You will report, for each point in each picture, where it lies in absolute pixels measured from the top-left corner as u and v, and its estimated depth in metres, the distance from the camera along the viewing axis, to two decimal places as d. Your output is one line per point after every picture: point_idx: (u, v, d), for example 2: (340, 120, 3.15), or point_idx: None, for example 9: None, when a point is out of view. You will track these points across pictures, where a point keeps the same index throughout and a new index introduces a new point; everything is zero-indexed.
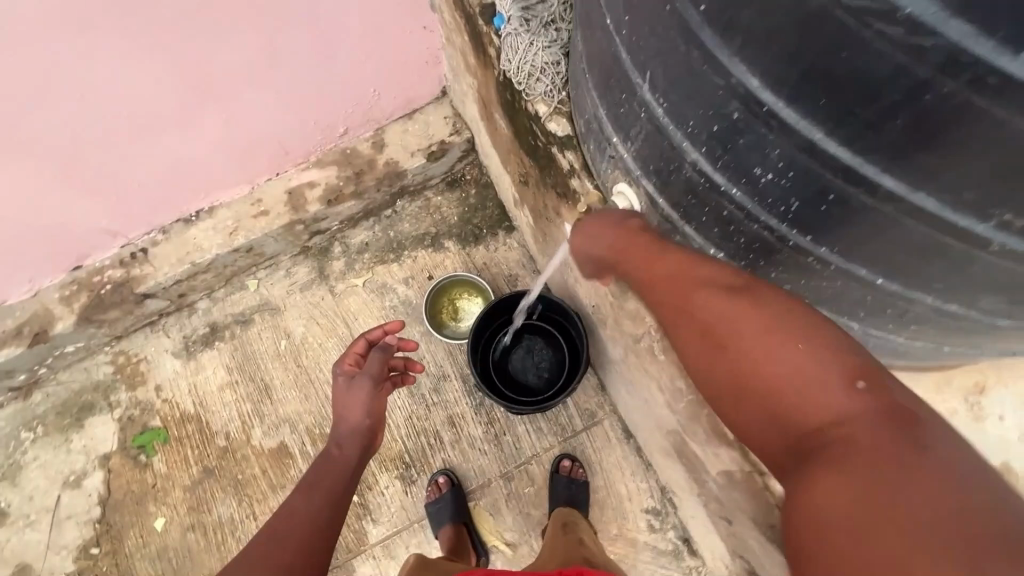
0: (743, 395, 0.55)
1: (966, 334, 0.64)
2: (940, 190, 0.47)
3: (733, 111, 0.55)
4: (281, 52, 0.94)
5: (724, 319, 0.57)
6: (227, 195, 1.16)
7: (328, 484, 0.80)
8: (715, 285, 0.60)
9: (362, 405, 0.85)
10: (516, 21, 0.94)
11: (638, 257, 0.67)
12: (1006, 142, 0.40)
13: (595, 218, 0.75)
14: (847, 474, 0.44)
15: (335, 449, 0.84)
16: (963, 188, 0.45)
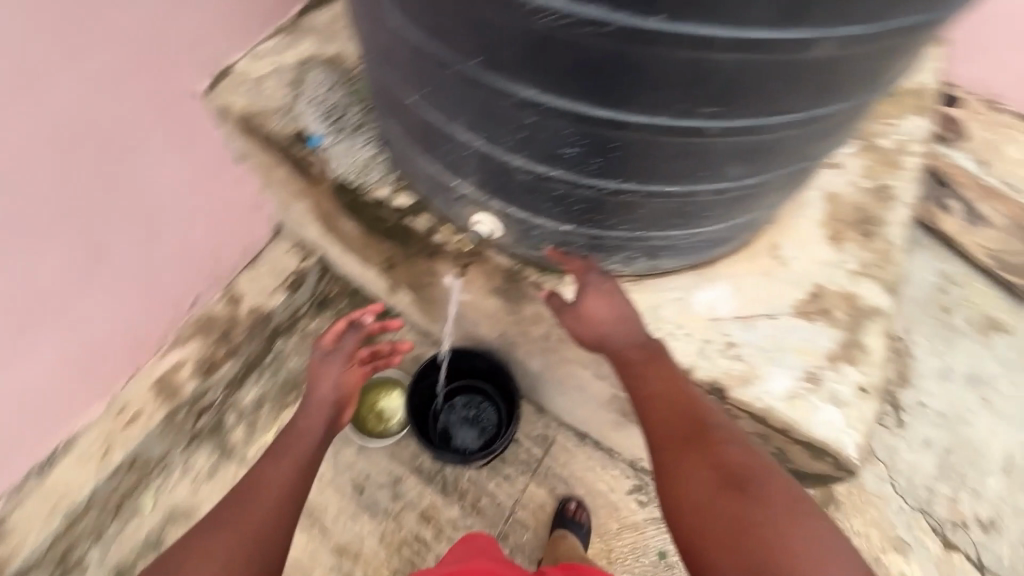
0: (686, 440, 0.61)
1: (765, 199, 0.67)
2: (697, 108, 0.47)
3: (527, 117, 0.51)
4: (106, 244, 0.89)
5: (683, 446, 0.61)
6: (83, 417, 1.03)
7: (298, 454, 0.73)
8: (684, 419, 0.62)
9: (332, 378, 0.78)
10: (332, 134, 0.85)
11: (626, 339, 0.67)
12: (729, 71, 0.43)
13: (591, 286, 0.69)
14: (718, 515, 0.55)
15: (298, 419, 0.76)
16: (718, 97, 0.46)
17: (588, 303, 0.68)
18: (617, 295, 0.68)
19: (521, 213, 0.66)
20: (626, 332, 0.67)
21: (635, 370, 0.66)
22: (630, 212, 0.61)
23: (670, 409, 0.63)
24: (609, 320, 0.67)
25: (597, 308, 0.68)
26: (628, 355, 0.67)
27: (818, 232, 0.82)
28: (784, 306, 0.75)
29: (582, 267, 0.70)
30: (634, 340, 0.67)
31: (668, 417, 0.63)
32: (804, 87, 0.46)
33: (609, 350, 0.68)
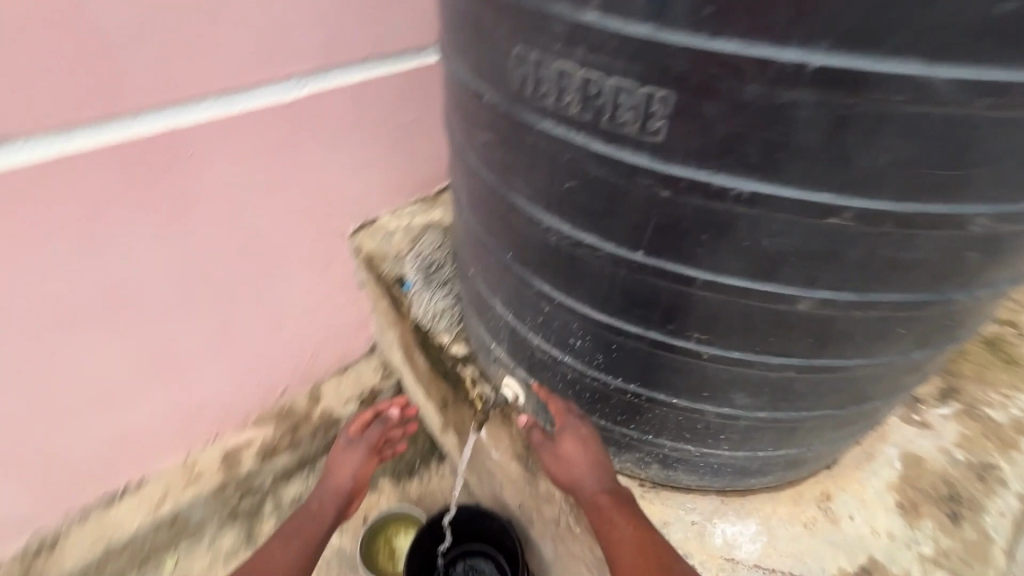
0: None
1: (797, 439, 0.62)
2: (689, 331, 0.50)
3: (544, 306, 0.59)
4: (233, 329, 1.10)
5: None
6: (158, 466, 1.18)
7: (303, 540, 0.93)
8: (648, 565, 0.62)
9: (350, 468, 0.98)
10: (419, 283, 1.00)
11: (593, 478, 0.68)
12: (712, 307, 0.47)
13: (568, 431, 0.68)
14: None
15: (314, 505, 0.97)
16: (709, 326, 0.48)
17: (563, 444, 0.69)
18: (593, 446, 0.68)
19: (539, 386, 0.70)
20: (598, 477, 0.68)
21: (606, 517, 0.66)
22: (636, 413, 0.62)
23: (637, 550, 0.63)
24: (581, 463, 0.68)
25: (572, 454, 0.68)
26: (600, 501, 0.67)
27: (889, 496, 0.71)
28: (822, 573, 0.65)
29: (562, 410, 0.68)
30: (604, 486, 0.68)
31: (636, 559, 0.63)
32: (795, 334, 0.47)
33: (579, 494, 0.69)
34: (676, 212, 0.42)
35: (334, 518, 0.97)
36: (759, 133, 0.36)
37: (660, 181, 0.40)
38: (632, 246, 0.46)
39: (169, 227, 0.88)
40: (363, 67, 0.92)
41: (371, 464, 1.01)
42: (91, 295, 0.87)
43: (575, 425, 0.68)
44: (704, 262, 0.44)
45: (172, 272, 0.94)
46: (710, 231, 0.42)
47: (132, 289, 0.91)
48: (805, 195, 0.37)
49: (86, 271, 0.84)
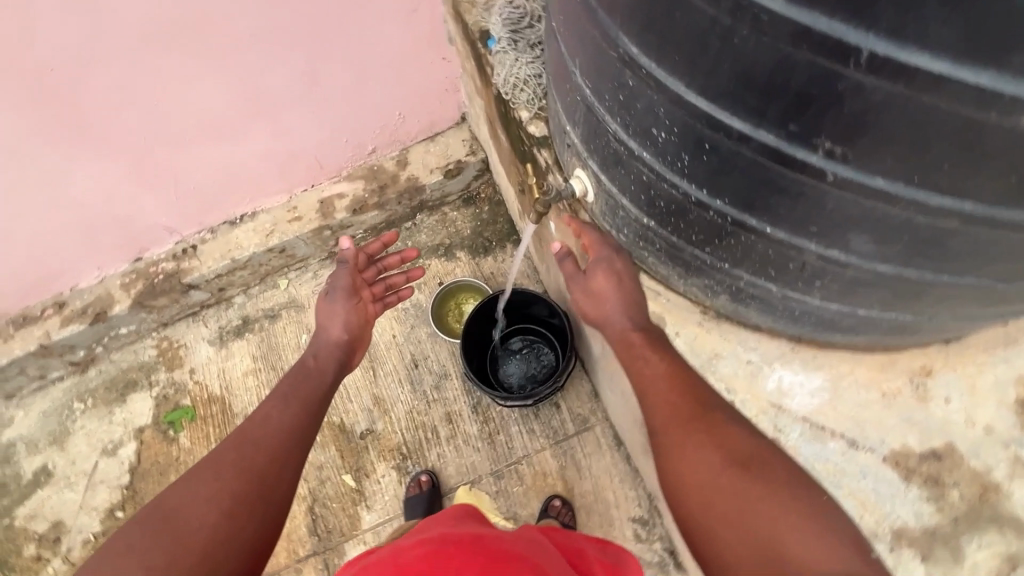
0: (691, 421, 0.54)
1: (917, 306, 0.48)
2: (819, 139, 0.35)
3: (627, 79, 0.44)
4: (318, 72, 1.07)
5: (684, 427, 0.53)
6: (267, 201, 1.30)
7: (305, 393, 0.76)
8: (683, 399, 0.56)
9: (341, 319, 0.85)
10: (505, 42, 0.83)
11: (620, 309, 0.63)
12: (863, 105, 0.31)
13: (602, 261, 0.64)
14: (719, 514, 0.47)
15: (311, 359, 0.82)
16: (853, 133, 0.33)
17: (595, 278, 0.64)
18: (626, 277, 0.63)
19: (609, 185, 0.59)
20: (629, 315, 0.63)
21: (637, 352, 0.60)
22: (716, 235, 0.50)
23: (669, 387, 0.57)
24: (613, 296, 0.63)
25: (602, 288, 0.63)
26: (630, 338, 0.61)
27: (1010, 390, 0.58)
28: (881, 445, 0.57)
29: (592, 240, 0.66)
30: (633, 323, 0.62)
31: (676, 402, 0.55)
32: (991, 164, 0.31)
33: (608, 333, 0.64)
34: None
35: (335, 372, 0.82)
36: None
37: None
38: None
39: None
40: None
41: (364, 313, 0.89)
42: (174, 15, 0.85)
43: (609, 258, 0.64)
44: (884, 21, 0.27)
45: None
46: None
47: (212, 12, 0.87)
48: None
49: None
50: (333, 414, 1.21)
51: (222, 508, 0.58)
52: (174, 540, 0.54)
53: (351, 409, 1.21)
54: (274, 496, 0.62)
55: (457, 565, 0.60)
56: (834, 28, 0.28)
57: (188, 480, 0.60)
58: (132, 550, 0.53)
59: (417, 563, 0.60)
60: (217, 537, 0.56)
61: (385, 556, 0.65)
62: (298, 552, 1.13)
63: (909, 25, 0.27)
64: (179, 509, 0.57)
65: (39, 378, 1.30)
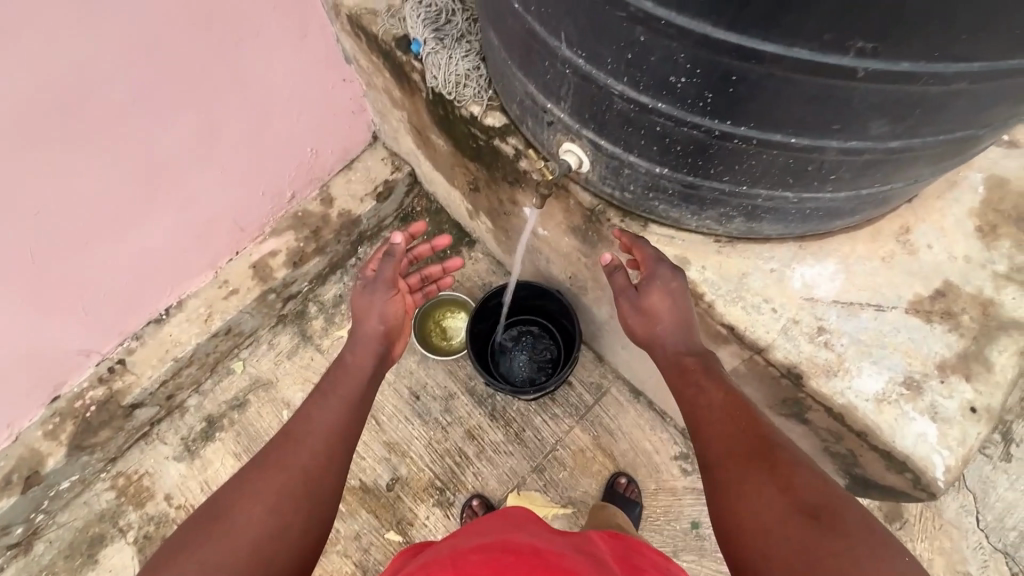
0: (753, 456, 0.55)
1: (908, 171, 0.56)
2: (853, 41, 0.38)
3: (638, 35, 0.45)
4: (217, 126, 0.96)
5: (745, 461, 0.55)
6: (191, 285, 1.15)
7: (345, 394, 0.73)
8: (742, 433, 0.57)
9: (379, 310, 0.80)
10: (431, 42, 0.79)
11: (676, 334, 0.65)
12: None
13: (659, 278, 0.66)
14: (772, 538, 0.49)
15: (349, 356, 0.78)
16: (886, 27, 0.37)
17: (648, 297, 0.66)
18: (681, 297, 0.65)
19: (611, 148, 0.60)
20: (682, 336, 0.66)
21: (692, 378, 0.64)
22: (737, 162, 0.54)
23: (727, 419, 0.59)
24: (667, 318, 0.66)
25: (656, 306, 0.66)
26: (684, 362, 0.65)
27: (968, 223, 0.69)
28: (899, 300, 0.65)
29: (650, 258, 0.67)
30: (688, 347, 0.66)
31: (736, 438, 0.57)
32: (999, 23, 0.36)
33: (659, 352, 0.67)
34: None
35: (374, 364, 0.78)
36: None
37: None
38: None
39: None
40: None
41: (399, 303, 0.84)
42: (36, 103, 0.70)
43: (666, 276, 0.66)
44: None
45: (121, 60, 0.75)
46: None
47: (85, 90, 0.74)
48: None
49: (20, 68, 0.66)
50: (351, 478, 1.12)
51: (270, 507, 0.58)
52: (223, 536, 0.56)
53: (368, 466, 1.14)
54: (324, 491, 0.63)
55: (517, 573, 0.56)
56: None
57: (238, 481, 0.61)
58: (183, 544, 0.55)
59: (476, 569, 0.57)
60: (266, 536, 0.56)
61: (442, 556, 0.62)
62: None
63: None
64: (230, 509, 0.58)
65: None
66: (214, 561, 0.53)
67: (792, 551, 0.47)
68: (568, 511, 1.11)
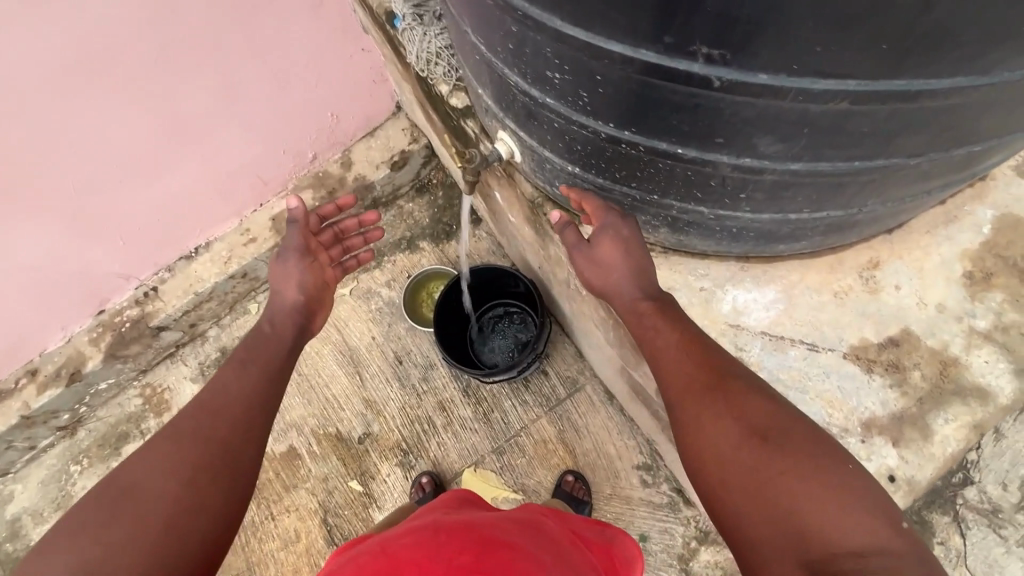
0: (710, 387, 0.52)
1: (844, 199, 0.49)
2: (696, 47, 0.34)
3: (510, 25, 0.43)
4: (238, 84, 1.03)
5: (699, 398, 0.51)
6: (218, 229, 1.28)
7: (268, 362, 0.71)
8: (693, 366, 0.54)
9: (296, 279, 0.80)
10: (410, 18, 0.79)
11: (627, 284, 0.59)
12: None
13: (607, 228, 0.58)
14: (733, 468, 0.47)
15: (268, 325, 0.77)
16: (726, 31, 0.32)
17: (599, 248, 0.60)
18: (632, 244, 0.59)
19: (529, 139, 0.58)
20: (636, 285, 0.59)
21: (648, 321, 0.58)
22: (634, 165, 0.50)
23: (681, 354, 0.55)
24: (619, 269, 0.59)
25: (608, 257, 0.59)
26: (638, 309, 0.59)
27: (957, 265, 0.59)
28: (840, 342, 0.58)
29: (596, 208, 0.59)
30: (642, 293, 0.59)
31: (690, 373, 0.54)
32: (858, 36, 0.30)
33: (616, 303, 0.61)
34: None
35: (296, 334, 0.77)
36: None
37: None
38: None
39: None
40: None
41: (318, 271, 0.83)
42: (70, 53, 0.81)
43: (615, 224, 0.59)
44: None
45: (144, 19, 0.84)
46: None
47: (111, 44, 0.83)
48: None
49: (51, 22, 0.76)
50: (328, 426, 1.21)
51: (183, 481, 0.56)
52: (133, 511, 0.53)
53: (345, 417, 1.22)
54: (242, 463, 0.61)
55: (450, 550, 0.58)
56: None
57: (149, 456, 0.58)
58: (89, 527, 0.52)
59: (408, 551, 0.57)
60: (174, 512, 0.54)
61: (372, 545, 0.61)
62: (320, 563, 1.14)
63: None
64: (140, 486, 0.55)
65: (29, 449, 1.29)
66: (116, 544, 0.51)
67: (753, 483, 0.45)
68: (518, 498, 1.12)
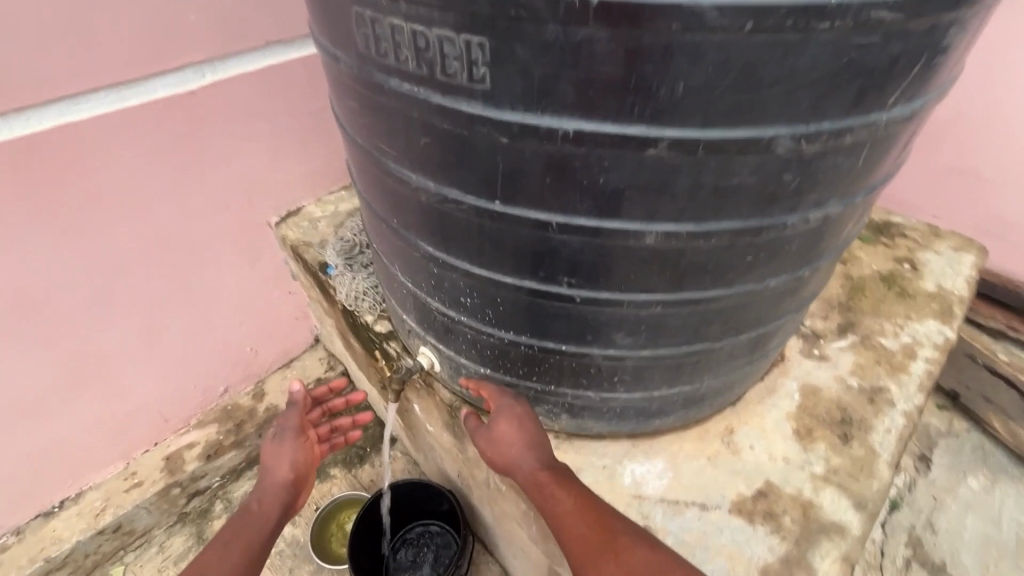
0: (602, 551, 0.59)
1: (687, 376, 0.65)
2: (562, 277, 0.52)
3: (432, 267, 0.60)
4: (162, 328, 1.09)
5: (593, 558, 0.59)
6: (98, 475, 1.16)
7: (249, 541, 0.89)
8: (590, 530, 0.61)
9: (288, 458, 0.97)
10: (341, 266, 1.00)
11: (521, 459, 0.67)
12: (568, 250, 0.49)
13: (503, 411, 0.69)
14: None
15: (257, 503, 0.94)
16: (577, 267, 0.51)
17: (498, 427, 0.69)
18: (527, 421, 0.68)
19: (448, 349, 0.71)
20: (535, 455, 0.67)
21: (547, 494, 0.65)
22: (532, 361, 0.64)
23: (577, 517, 0.62)
24: (517, 444, 0.68)
25: (508, 434, 0.68)
26: (538, 478, 0.66)
27: (787, 425, 0.76)
28: (724, 500, 0.68)
29: (495, 390, 0.71)
30: (540, 462, 0.67)
31: (583, 530, 0.61)
32: (651, 266, 0.49)
33: (517, 475, 0.68)
34: (514, 156, 0.44)
35: (278, 514, 0.94)
36: (544, 101, 0.39)
37: (497, 127, 0.42)
38: (490, 195, 0.48)
39: (77, 226, 0.89)
40: (266, 53, 0.95)
41: (306, 449, 1.00)
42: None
43: (511, 404, 0.69)
44: (553, 204, 0.46)
45: (90, 275, 0.95)
46: (550, 174, 0.44)
47: (47, 295, 0.92)
48: (621, 130, 0.39)
49: None
50: None
51: None
52: None
53: None
54: None
55: None
56: (535, 211, 0.47)
57: None
58: None
59: None
60: None
61: None
62: None
63: (571, 207, 0.46)
64: None
65: None
66: None
67: None
68: None
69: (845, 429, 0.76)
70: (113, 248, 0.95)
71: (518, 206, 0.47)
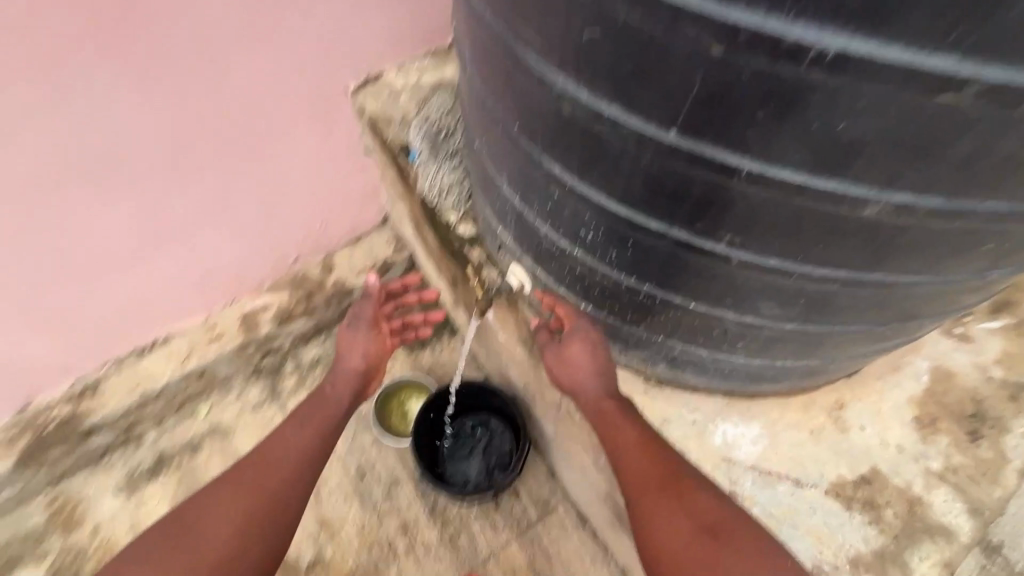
0: (667, 493, 0.59)
1: (821, 351, 0.57)
2: (726, 235, 0.42)
3: (553, 192, 0.51)
4: (235, 194, 1.03)
5: (656, 492, 0.59)
6: (183, 322, 1.23)
7: (321, 424, 0.80)
8: (653, 467, 0.61)
9: (360, 347, 0.85)
10: (425, 154, 0.91)
11: (588, 389, 0.66)
12: (744, 207, 0.39)
13: (577, 333, 0.65)
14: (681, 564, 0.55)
15: (330, 386, 0.83)
16: (750, 228, 0.40)
17: (570, 346, 0.66)
18: (601, 350, 0.65)
19: (547, 276, 0.64)
20: (602, 383, 0.65)
21: (610, 420, 0.64)
22: (645, 310, 0.56)
23: (644, 452, 0.62)
24: (586, 369, 0.65)
25: (575, 356, 0.66)
26: (602, 405, 0.65)
27: (907, 410, 0.67)
28: (821, 479, 0.64)
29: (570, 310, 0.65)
30: (607, 390, 0.65)
31: (642, 461, 0.62)
32: (849, 241, 0.38)
33: (582, 399, 0.67)
34: (726, 76, 0.31)
35: (352, 401, 0.83)
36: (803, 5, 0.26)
37: (713, 33, 0.29)
38: (663, 123, 0.36)
39: (154, 83, 0.76)
40: None
41: (382, 341, 0.87)
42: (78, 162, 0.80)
43: (586, 327, 0.65)
44: (753, 149, 0.34)
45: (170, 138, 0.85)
46: (768, 108, 0.31)
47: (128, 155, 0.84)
48: (911, 60, 0.27)
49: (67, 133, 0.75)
50: None
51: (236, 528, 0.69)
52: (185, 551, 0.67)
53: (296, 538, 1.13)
54: (287, 512, 0.72)
55: None
56: (723, 155, 0.35)
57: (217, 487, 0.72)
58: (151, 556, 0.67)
59: None
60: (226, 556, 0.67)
61: None
62: None
63: (777, 157, 0.34)
64: (194, 526, 0.69)
65: None
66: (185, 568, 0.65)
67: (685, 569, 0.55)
68: None
69: (972, 425, 0.67)
70: (191, 109, 0.83)
71: (705, 142, 0.35)
